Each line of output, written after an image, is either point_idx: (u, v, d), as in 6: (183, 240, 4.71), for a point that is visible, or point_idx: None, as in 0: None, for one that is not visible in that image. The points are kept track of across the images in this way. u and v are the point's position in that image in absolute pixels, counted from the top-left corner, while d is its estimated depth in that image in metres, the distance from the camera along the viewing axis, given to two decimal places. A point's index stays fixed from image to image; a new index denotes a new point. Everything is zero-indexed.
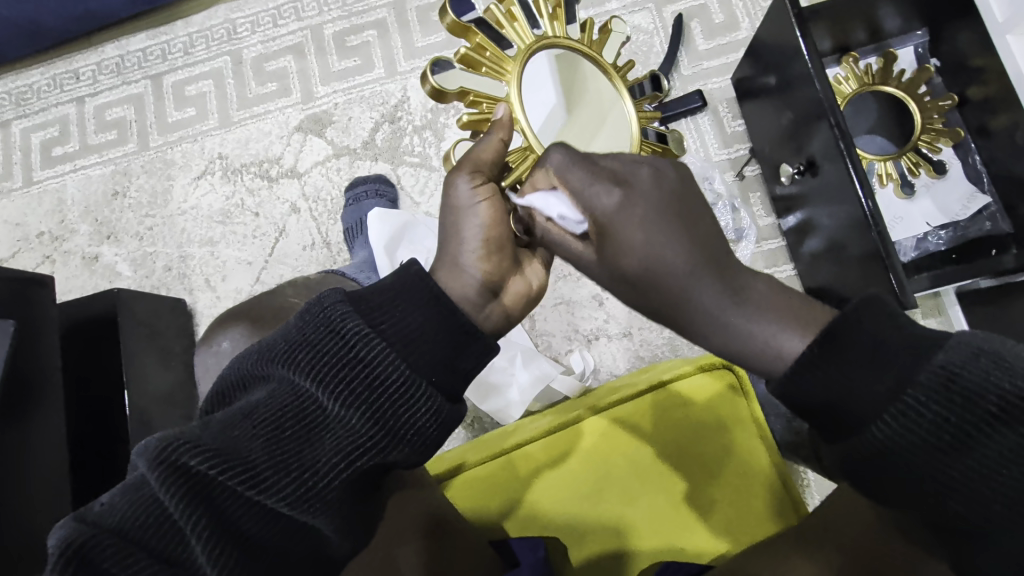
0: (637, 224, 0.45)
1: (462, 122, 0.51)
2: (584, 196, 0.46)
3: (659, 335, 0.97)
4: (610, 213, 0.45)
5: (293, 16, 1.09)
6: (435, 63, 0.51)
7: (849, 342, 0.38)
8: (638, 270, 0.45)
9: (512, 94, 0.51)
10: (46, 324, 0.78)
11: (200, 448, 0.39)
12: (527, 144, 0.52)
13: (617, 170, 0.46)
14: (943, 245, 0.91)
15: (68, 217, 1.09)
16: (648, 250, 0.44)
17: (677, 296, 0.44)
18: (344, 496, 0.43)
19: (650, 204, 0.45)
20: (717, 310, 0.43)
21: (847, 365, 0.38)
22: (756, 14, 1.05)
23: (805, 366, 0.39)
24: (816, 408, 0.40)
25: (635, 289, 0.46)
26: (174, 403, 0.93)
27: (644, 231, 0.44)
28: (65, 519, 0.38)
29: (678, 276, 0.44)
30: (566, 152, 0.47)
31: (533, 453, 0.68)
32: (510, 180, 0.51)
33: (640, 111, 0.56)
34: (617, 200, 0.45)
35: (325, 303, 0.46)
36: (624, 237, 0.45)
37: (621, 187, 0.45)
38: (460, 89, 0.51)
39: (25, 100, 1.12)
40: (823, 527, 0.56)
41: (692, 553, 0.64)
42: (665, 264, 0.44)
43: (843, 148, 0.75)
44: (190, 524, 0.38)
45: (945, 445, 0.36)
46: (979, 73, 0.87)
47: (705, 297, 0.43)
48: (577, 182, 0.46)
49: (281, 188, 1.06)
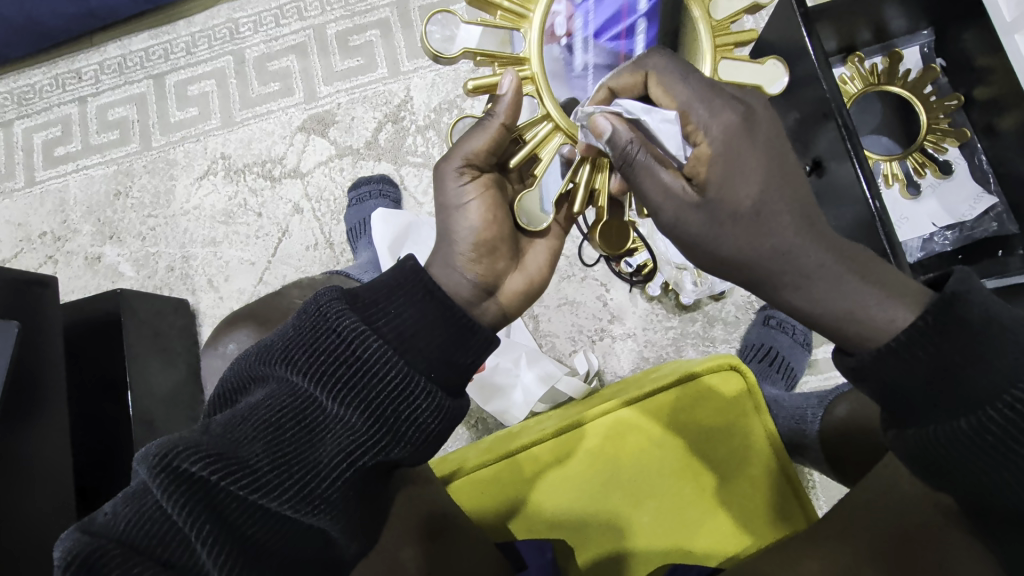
0: (757, 154, 0.41)
1: (469, 90, 0.48)
2: (706, 110, 0.42)
3: (663, 335, 0.97)
4: (718, 145, 0.41)
5: (295, 16, 1.09)
6: (435, 20, 0.48)
7: (948, 335, 0.37)
8: (749, 211, 0.41)
9: (529, 52, 0.48)
10: (48, 326, 0.77)
11: (201, 454, 0.39)
12: (542, 114, 0.49)
13: (732, 92, 0.43)
14: (949, 246, 0.90)
15: (70, 217, 1.08)
16: (749, 190, 0.41)
17: (779, 246, 0.41)
18: (349, 495, 0.43)
19: (769, 135, 0.42)
20: (817, 268, 0.40)
21: (929, 365, 0.38)
22: (761, 14, 1.04)
23: (888, 354, 0.39)
24: (880, 394, 0.40)
25: (740, 230, 0.42)
26: (176, 404, 0.92)
27: (765, 164, 0.41)
28: (69, 530, 0.38)
29: (784, 207, 0.41)
30: (668, 56, 0.44)
31: (537, 455, 0.67)
32: (523, 154, 0.50)
33: (717, 36, 0.50)
34: (734, 125, 0.41)
35: (321, 302, 0.45)
36: (742, 168, 0.41)
37: (734, 106, 0.42)
38: (463, 52, 0.47)
39: (27, 100, 1.12)
40: (857, 525, 0.56)
41: (697, 555, 0.65)
42: (774, 210, 0.41)
43: (849, 148, 0.74)
44: (193, 531, 0.38)
45: (992, 451, 0.37)
46: (986, 73, 0.87)
47: (811, 255, 0.41)
48: (693, 87, 0.42)
49: (283, 188, 1.06)
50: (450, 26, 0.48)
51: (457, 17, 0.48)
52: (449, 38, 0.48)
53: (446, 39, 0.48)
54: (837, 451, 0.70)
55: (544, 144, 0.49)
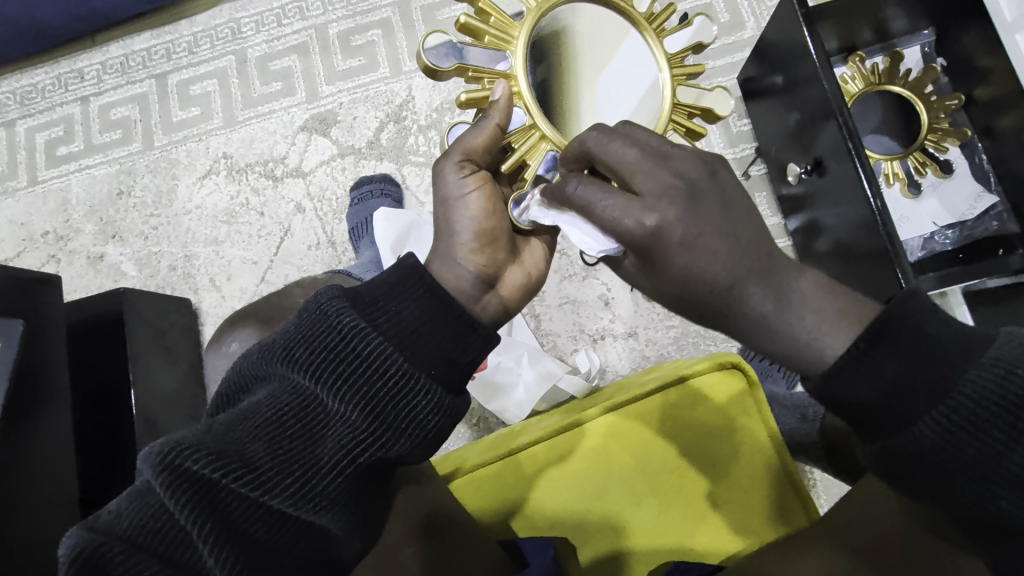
0: (677, 245, 0.40)
1: (460, 103, 0.48)
2: (614, 223, 0.41)
3: (665, 334, 0.97)
4: (642, 242, 0.40)
5: (298, 16, 1.09)
6: (426, 38, 0.48)
7: (901, 336, 0.37)
8: (684, 292, 0.41)
9: (515, 68, 0.48)
10: (51, 325, 0.78)
11: (204, 452, 0.39)
12: (531, 122, 0.49)
13: (649, 188, 0.40)
14: (949, 245, 0.90)
15: (73, 216, 1.09)
16: (693, 265, 0.40)
17: (723, 305, 0.40)
18: (350, 492, 0.43)
19: (691, 221, 0.40)
20: (768, 317, 0.40)
21: (894, 364, 0.37)
22: (762, 14, 1.04)
23: (853, 363, 0.38)
24: (854, 411, 0.39)
25: (680, 301, 0.42)
26: (178, 403, 0.92)
27: (688, 250, 0.40)
28: (74, 528, 0.39)
29: (726, 276, 0.39)
30: (583, 181, 0.43)
31: (536, 453, 0.67)
32: (512, 161, 0.49)
33: (674, 67, 0.51)
34: (676, 205, 0.40)
35: (322, 300, 0.45)
36: (665, 261, 0.40)
37: (679, 178, 0.40)
38: (456, 66, 0.48)
39: (29, 100, 1.12)
40: (846, 525, 0.56)
41: (699, 553, 0.65)
42: (709, 280, 0.40)
43: (850, 147, 0.75)
44: (196, 529, 0.38)
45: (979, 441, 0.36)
46: (985, 74, 0.88)
47: (757, 303, 0.39)
48: (633, 160, 0.41)
49: (285, 187, 1.06)
50: (441, 43, 0.48)
51: (447, 37, 0.48)
52: (440, 54, 0.47)
53: (439, 54, 0.47)
54: (837, 449, 0.70)
55: (534, 151, 0.49)
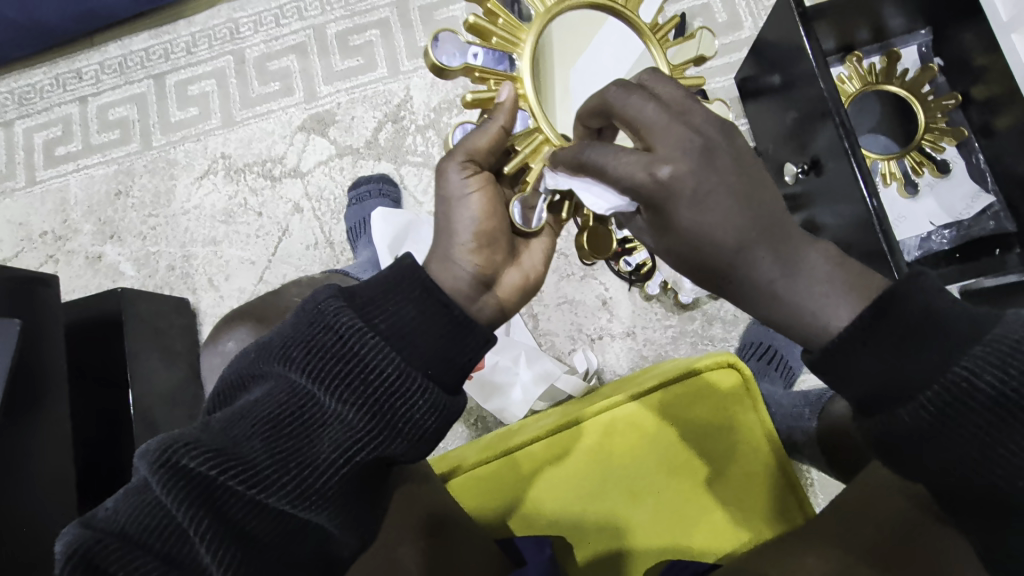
0: (689, 201, 0.39)
1: (467, 103, 0.49)
2: (623, 177, 0.40)
3: (662, 334, 0.97)
4: (657, 199, 0.40)
5: (296, 16, 1.09)
6: (435, 37, 0.47)
7: (904, 314, 0.37)
8: (692, 250, 0.40)
9: (522, 70, 0.48)
10: (49, 325, 0.78)
11: (201, 450, 0.40)
12: (535, 124, 0.49)
13: (660, 142, 0.39)
14: (946, 245, 0.90)
15: (71, 216, 1.09)
16: (703, 221, 0.39)
17: (728, 268, 0.40)
18: (346, 490, 0.44)
19: (704, 175, 0.39)
20: (769, 282, 0.40)
21: (895, 339, 0.37)
22: (760, 14, 1.04)
23: (855, 335, 0.38)
24: (852, 385, 0.39)
25: (690, 263, 0.41)
26: (177, 402, 0.92)
27: (698, 206, 0.39)
28: (72, 525, 0.39)
29: (734, 238, 0.39)
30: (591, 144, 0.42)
31: (534, 452, 0.67)
32: (516, 163, 0.49)
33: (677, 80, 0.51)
34: (691, 157, 0.39)
35: (318, 300, 0.45)
36: (676, 217, 0.40)
37: (697, 133, 0.39)
38: (463, 66, 0.47)
39: (27, 100, 1.12)
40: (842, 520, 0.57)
41: (695, 552, 0.65)
42: (716, 245, 0.40)
43: (847, 147, 0.75)
44: (193, 526, 0.39)
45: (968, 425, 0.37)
46: (982, 73, 0.88)
47: (761, 270, 0.40)
48: (650, 118, 0.40)
49: (283, 187, 1.06)
50: (450, 42, 0.48)
51: (456, 37, 0.48)
52: (448, 53, 0.47)
53: (447, 53, 0.47)
54: (834, 448, 0.70)
55: (536, 154, 0.49)
